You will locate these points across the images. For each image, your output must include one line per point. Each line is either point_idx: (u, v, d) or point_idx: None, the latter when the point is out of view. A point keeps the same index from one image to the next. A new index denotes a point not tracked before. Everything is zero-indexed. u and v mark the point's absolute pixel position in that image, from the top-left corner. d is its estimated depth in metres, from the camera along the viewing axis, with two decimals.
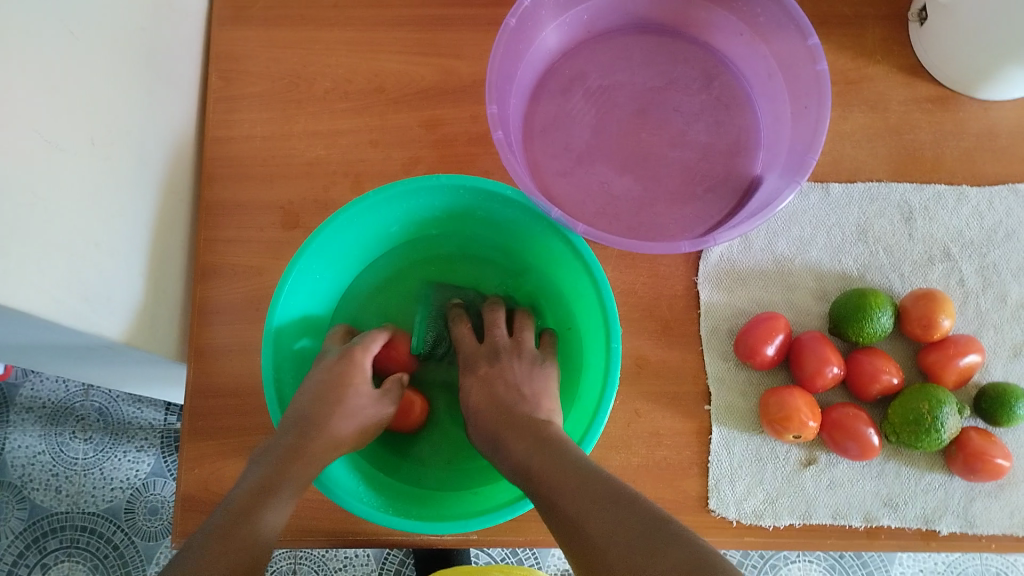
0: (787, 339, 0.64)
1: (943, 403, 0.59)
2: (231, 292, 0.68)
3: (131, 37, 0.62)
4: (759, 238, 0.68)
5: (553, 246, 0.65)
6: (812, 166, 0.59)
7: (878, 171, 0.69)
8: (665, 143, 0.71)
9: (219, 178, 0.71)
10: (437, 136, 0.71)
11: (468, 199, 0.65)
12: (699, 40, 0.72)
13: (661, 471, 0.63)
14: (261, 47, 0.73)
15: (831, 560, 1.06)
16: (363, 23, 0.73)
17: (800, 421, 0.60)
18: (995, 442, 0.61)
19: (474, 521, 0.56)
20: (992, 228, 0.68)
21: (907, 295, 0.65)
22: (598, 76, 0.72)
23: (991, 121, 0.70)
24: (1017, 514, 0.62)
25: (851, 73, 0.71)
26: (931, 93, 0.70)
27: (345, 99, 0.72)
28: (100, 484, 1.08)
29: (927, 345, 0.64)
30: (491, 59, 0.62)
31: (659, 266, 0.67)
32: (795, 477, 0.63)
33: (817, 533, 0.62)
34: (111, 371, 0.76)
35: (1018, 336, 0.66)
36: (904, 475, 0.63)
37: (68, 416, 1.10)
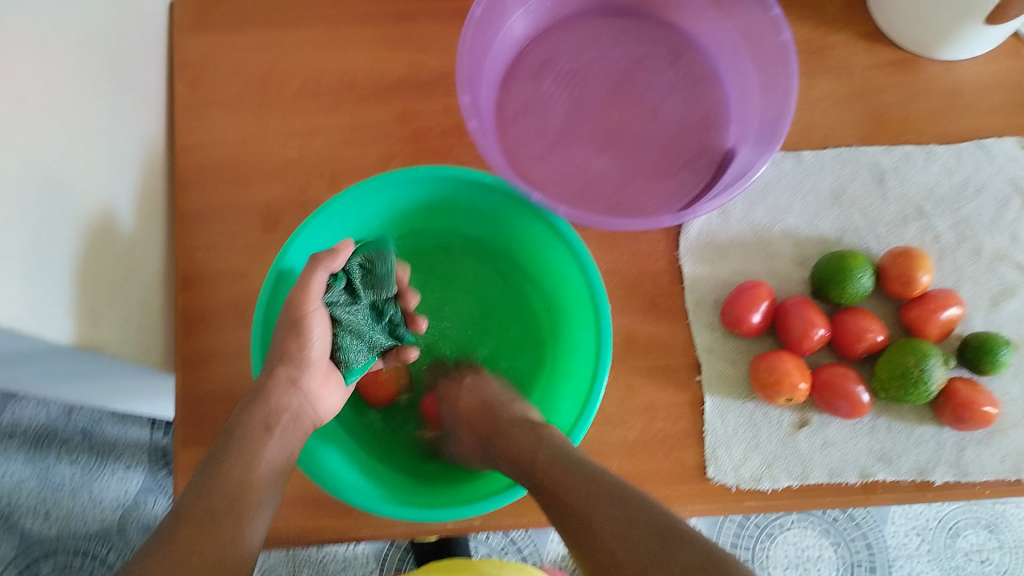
0: (772, 305, 0.65)
1: (928, 355, 0.61)
2: (215, 298, 0.68)
3: (97, 47, 0.62)
4: (736, 209, 0.69)
5: (535, 226, 0.65)
6: (785, 133, 0.60)
7: (847, 135, 0.70)
8: (639, 122, 0.71)
9: (193, 186, 0.71)
10: (409, 130, 0.71)
11: (445, 184, 0.65)
12: (664, 18, 0.73)
13: (658, 445, 0.64)
14: (227, 51, 0.73)
15: (825, 524, 1.07)
16: (329, 21, 0.73)
17: (791, 383, 0.61)
18: (981, 391, 0.62)
19: (479, 503, 0.56)
20: (961, 184, 0.69)
21: (885, 254, 0.66)
22: (567, 61, 0.72)
23: (953, 80, 0.71)
24: (1008, 460, 0.64)
25: (814, 41, 0.72)
26: (893, 56, 0.71)
27: (316, 98, 0.72)
28: (89, 506, 1.07)
29: (908, 301, 0.65)
30: (460, 50, 0.62)
31: (640, 244, 0.68)
32: (790, 440, 0.64)
33: (815, 492, 0.63)
34: (98, 386, 0.76)
35: (995, 287, 0.67)
36: (895, 429, 0.64)
37: (52, 440, 1.09)
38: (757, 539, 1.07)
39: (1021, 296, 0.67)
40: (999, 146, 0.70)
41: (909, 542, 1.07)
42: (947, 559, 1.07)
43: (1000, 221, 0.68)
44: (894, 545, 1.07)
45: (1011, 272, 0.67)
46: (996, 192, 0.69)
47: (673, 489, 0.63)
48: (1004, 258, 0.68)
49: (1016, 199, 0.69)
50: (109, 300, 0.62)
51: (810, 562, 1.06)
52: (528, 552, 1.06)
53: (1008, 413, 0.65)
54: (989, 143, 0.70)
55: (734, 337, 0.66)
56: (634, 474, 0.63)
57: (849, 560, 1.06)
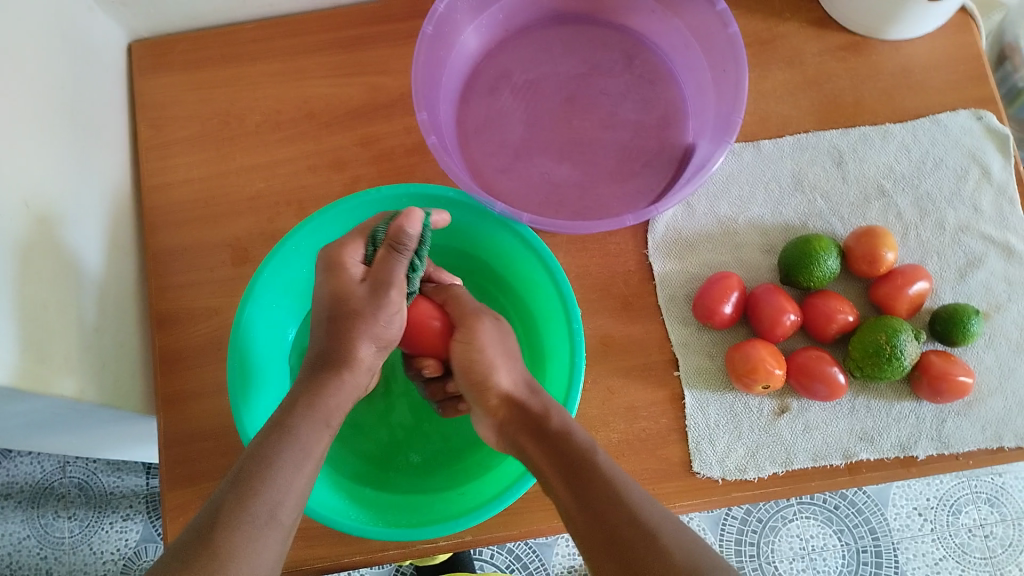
0: (742, 295, 0.65)
1: (899, 331, 0.61)
2: (190, 337, 0.68)
3: (53, 97, 0.62)
4: (700, 203, 0.70)
5: (502, 238, 0.66)
6: (740, 123, 0.61)
7: (803, 122, 0.71)
8: (597, 126, 0.72)
9: (162, 227, 0.71)
10: (371, 153, 0.71)
11: (409, 201, 0.66)
12: (614, 23, 0.74)
13: (643, 443, 0.64)
14: (185, 90, 0.74)
15: (827, 512, 1.07)
16: (286, 53, 0.74)
17: (767, 370, 0.62)
18: (956, 361, 0.63)
19: (465, 518, 0.57)
20: (920, 160, 0.70)
21: (850, 235, 0.67)
22: (522, 72, 0.73)
23: (902, 60, 0.72)
24: (989, 428, 0.64)
25: (763, 33, 0.73)
26: (841, 41, 0.73)
27: (278, 129, 0.72)
28: (92, 560, 1.05)
29: (876, 280, 0.66)
30: (414, 67, 0.62)
31: (609, 246, 0.69)
32: (771, 427, 0.64)
33: (801, 478, 0.63)
34: (84, 435, 0.76)
35: (962, 258, 0.68)
36: (875, 408, 0.65)
37: (48, 497, 1.08)
38: (762, 533, 1.07)
39: (987, 265, 0.68)
40: (953, 120, 0.71)
41: (912, 523, 1.07)
42: (951, 536, 1.06)
43: (961, 193, 0.69)
44: (897, 527, 1.06)
45: (976, 243, 0.68)
46: (954, 165, 0.70)
47: (661, 486, 0.63)
48: (968, 230, 0.68)
49: (975, 170, 0.70)
50: (85, 347, 0.61)
51: (815, 552, 1.06)
52: (534, 568, 1.05)
53: (986, 382, 0.65)
54: (943, 118, 0.71)
55: (710, 330, 0.67)
56: None
57: (854, 546, 1.06)
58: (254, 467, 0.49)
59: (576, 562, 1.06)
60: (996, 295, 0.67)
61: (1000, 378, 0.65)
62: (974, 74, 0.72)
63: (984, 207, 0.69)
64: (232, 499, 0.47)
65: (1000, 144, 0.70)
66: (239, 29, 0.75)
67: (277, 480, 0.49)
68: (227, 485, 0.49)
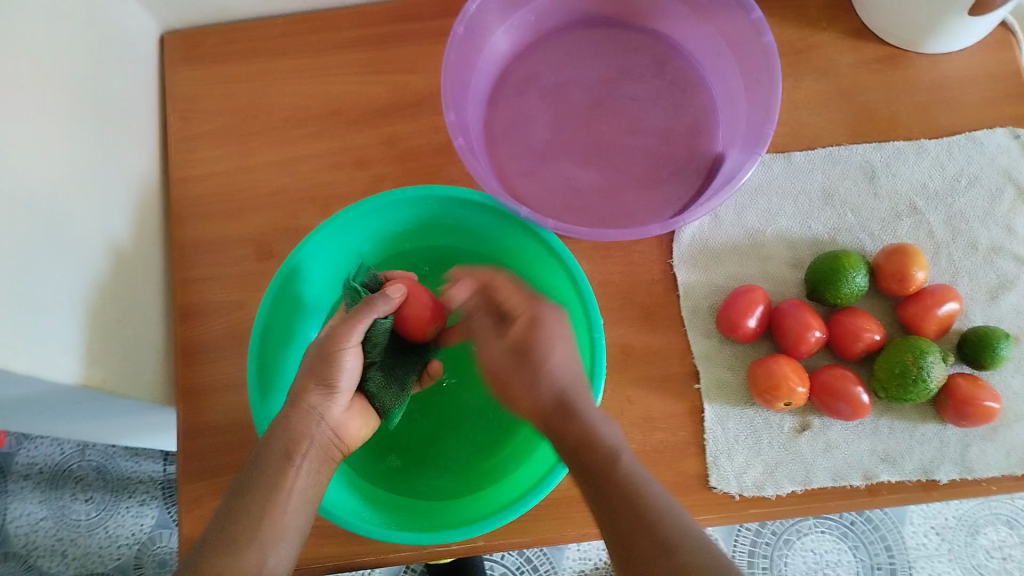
0: (767, 310, 0.64)
1: (926, 353, 0.60)
2: (211, 330, 0.68)
3: (83, 87, 0.62)
4: (727, 215, 0.69)
5: (526, 243, 0.66)
6: (771, 135, 0.60)
7: (835, 135, 0.70)
8: (625, 132, 0.71)
9: (187, 219, 0.71)
10: (397, 151, 0.71)
11: (434, 202, 0.65)
12: (646, 28, 0.73)
13: (660, 456, 0.63)
14: (214, 83, 0.74)
15: (842, 528, 1.06)
16: (314, 48, 0.74)
17: (790, 387, 0.61)
18: (983, 386, 0.61)
19: (479, 524, 0.56)
20: (953, 178, 0.69)
21: (879, 252, 0.66)
22: (551, 75, 0.73)
23: (939, 75, 0.71)
24: (1014, 455, 0.63)
25: (797, 43, 0.72)
26: (877, 54, 0.71)
27: (304, 125, 0.72)
28: (107, 544, 1.06)
29: (905, 299, 0.64)
30: (443, 68, 0.62)
31: (633, 254, 0.68)
32: (792, 444, 0.63)
33: (820, 497, 0.62)
34: (104, 422, 0.76)
35: (993, 279, 0.67)
36: (898, 429, 0.63)
37: (66, 479, 1.09)
38: (775, 546, 1.06)
39: (1019, 288, 0.66)
40: (989, 138, 0.69)
41: (928, 542, 1.05)
42: (968, 557, 1.05)
43: (994, 213, 0.68)
44: (914, 546, 1.05)
45: (1008, 264, 0.67)
46: (989, 184, 0.68)
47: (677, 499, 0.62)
48: (1001, 251, 0.67)
49: (1009, 190, 0.68)
50: (107, 337, 0.61)
51: (830, 568, 1.05)
52: (544, 570, 1.05)
53: (1013, 407, 0.64)
54: (979, 136, 0.69)
55: (733, 343, 0.66)
56: None
57: (869, 563, 1.05)
58: (238, 495, 0.52)
59: (587, 566, 1.05)
60: None
61: None
62: (1013, 91, 0.70)
63: (1018, 229, 0.68)
64: (220, 529, 0.50)
65: None
66: (269, 23, 0.75)
67: (259, 504, 0.51)
68: (218, 516, 0.52)
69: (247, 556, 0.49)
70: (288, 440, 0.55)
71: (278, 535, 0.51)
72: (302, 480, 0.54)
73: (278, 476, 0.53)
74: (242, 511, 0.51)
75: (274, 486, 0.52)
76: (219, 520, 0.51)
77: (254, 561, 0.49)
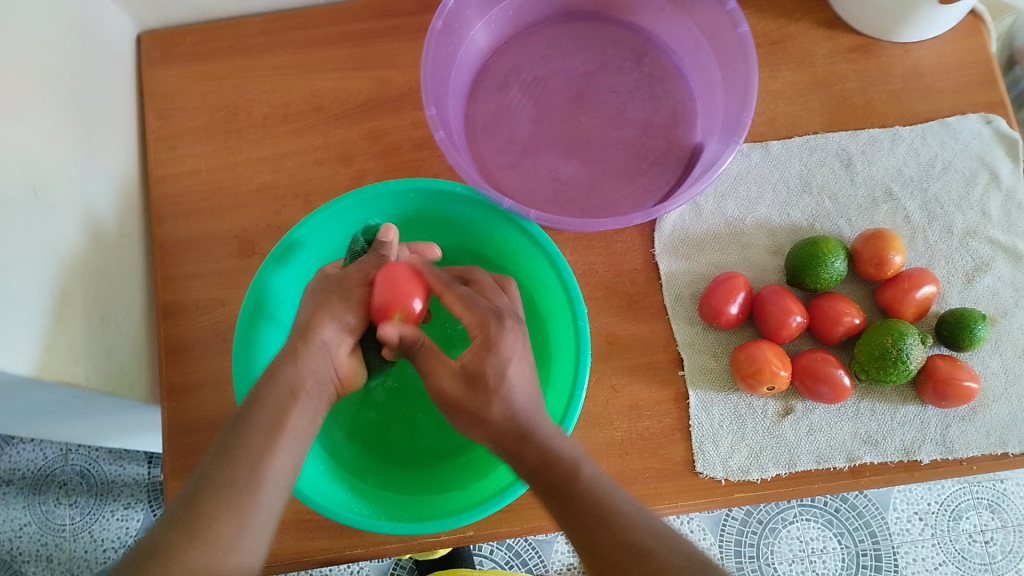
0: (749, 296, 0.65)
1: (905, 335, 0.61)
2: (194, 327, 0.68)
3: (63, 85, 0.62)
4: (707, 204, 0.70)
5: (511, 236, 0.66)
6: (749, 123, 0.60)
7: (812, 123, 0.71)
8: (605, 124, 0.72)
9: (169, 217, 0.71)
10: (379, 146, 0.71)
11: (417, 195, 0.66)
12: (624, 21, 0.74)
13: (646, 443, 0.64)
14: (196, 81, 0.74)
15: (827, 515, 1.07)
16: (294, 45, 0.74)
17: (772, 371, 0.62)
18: (961, 366, 0.62)
19: (467, 514, 0.57)
20: (929, 163, 0.70)
21: (856, 237, 0.67)
22: (531, 69, 0.73)
23: (913, 63, 0.72)
24: (993, 434, 0.64)
25: (773, 33, 0.73)
26: (852, 43, 0.72)
27: (285, 121, 0.72)
28: (91, 548, 1.06)
29: (883, 283, 0.65)
30: (423, 61, 0.62)
31: (615, 244, 0.69)
32: (775, 429, 0.64)
33: (804, 479, 0.63)
34: (87, 423, 0.76)
35: (969, 263, 0.68)
36: (879, 411, 0.64)
37: (50, 484, 1.08)
38: (762, 535, 1.07)
39: (995, 270, 0.67)
40: (963, 124, 0.70)
41: (913, 528, 1.06)
42: (951, 542, 1.06)
43: (969, 197, 0.69)
44: (899, 531, 1.06)
45: (983, 248, 0.68)
46: (963, 169, 0.70)
47: (664, 485, 0.63)
48: (976, 234, 0.68)
49: (983, 175, 0.69)
50: (89, 337, 0.61)
51: (815, 555, 1.06)
52: (533, 565, 1.05)
53: (991, 386, 0.65)
54: (953, 122, 0.70)
55: (716, 330, 0.66)
56: (624, 472, 0.63)
57: (855, 549, 1.06)
58: (244, 442, 0.50)
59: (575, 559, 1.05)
60: (1002, 300, 0.67)
61: (1005, 382, 0.65)
62: (986, 78, 0.72)
63: (993, 212, 0.69)
64: (202, 483, 0.48)
65: (1010, 149, 0.70)
66: (249, 20, 0.75)
67: (242, 467, 0.49)
68: (214, 450, 0.50)
69: (235, 505, 0.47)
70: (294, 387, 0.54)
71: (258, 491, 0.49)
72: (299, 429, 0.53)
73: (278, 422, 0.52)
74: (232, 465, 0.49)
75: (276, 433, 0.51)
76: (215, 454, 0.50)
77: (250, 517, 0.48)
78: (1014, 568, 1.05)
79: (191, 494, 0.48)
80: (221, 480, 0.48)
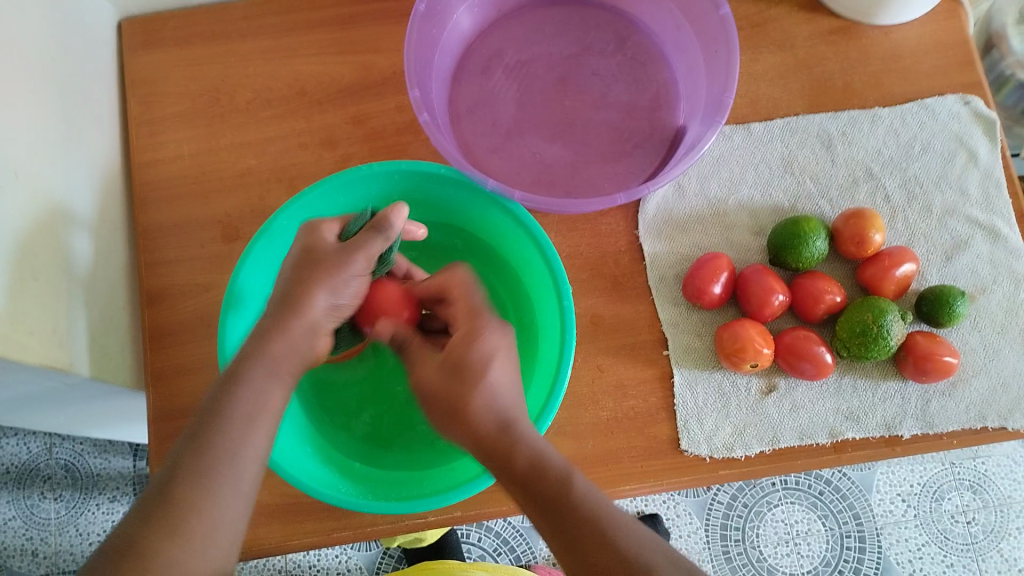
0: (732, 276, 0.66)
1: (885, 311, 0.62)
2: (180, 312, 0.68)
3: (42, 68, 0.62)
4: (690, 184, 0.70)
5: (496, 218, 0.67)
6: (730, 104, 0.61)
7: (793, 105, 0.72)
8: (588, 106, 0.72)
9: (152, 202, 0.71)
10: (362, 131, 0.71)
11: (402, 178, 0.66)
12: (606, 5, 0.74)
13: (631, 421, 0.64)
14: (176, 67, 0.73)
15: (812, 498, 1.08)
16: (276, 30, 0.74)
17: (755, 349, 0.62)
18: (941, 342, 0.63)
19: (455, 492, 0.57)
20: (908, 143, 0.71)
21: (837, 217, 0.67)
22: (514, 53, 0.73)
23: (892, 45, 0.73)
24: (973, 409, 0.65)
25: (753, 16, 0.73)
26: (831, 25, 0.73)
27: (268, 107, 0.72)
28: (77, 542, 1.05)
29: (864, 261, 0.66)
30: (407, 44, 0.62)
31: (600, 226, 0.69)
32: (759, 406, 0.65)
33: (788, 456, 0.64)
34: (73, 411, 0.76)
35: (948, 241, 0.69)
36: (861, 388, 0.65)
37: (34, 478, 1.07)
38: (747, 518, 1.08)
39: (973, 248, 0.68)
40: (941, 104, 0.71)
41: (896, 509, 1.08)
42: (934, 522, 1.08)
43: (948, 176, 0.70)
44: (882, 513, 1.08)
45: (962, 226, 0.69)
46: (942, 148, 0.70)
47: (650, 463, 0.63)
48: (955, 213, 0.69)
49: (962, 154, 0.70)
50: (73, 321, 0.61)
51: (800, 538, 1.07)
52: (521, 551, 1.06)
53: (971, 363, 0.66)
54: (931, 102, 0.71)
55: (700, 310, 0.67)
56: (611, 451, 0.64)
57: (839, 532, 1.07)
58: (206, 429, 0.50)
59: None
60: (981, 278, 0.68)
61: (985, 358, 0.66)
62: (963, 59, 0.73)
63: (971, 191, 0.70)
64: (179, 481, 0.48)
65: (987, 128, 0.71)
66: (230, 5, 0.74)
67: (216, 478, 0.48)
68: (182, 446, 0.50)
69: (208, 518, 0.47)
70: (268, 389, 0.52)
71: (235, 496, 0.49)
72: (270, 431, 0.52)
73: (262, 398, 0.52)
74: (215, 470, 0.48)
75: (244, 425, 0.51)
76: (187, 451, 0.49)
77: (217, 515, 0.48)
78: (996, 547, 1.07)
79: (173, 501, 0.47)
80: (194, 489, 0.47)
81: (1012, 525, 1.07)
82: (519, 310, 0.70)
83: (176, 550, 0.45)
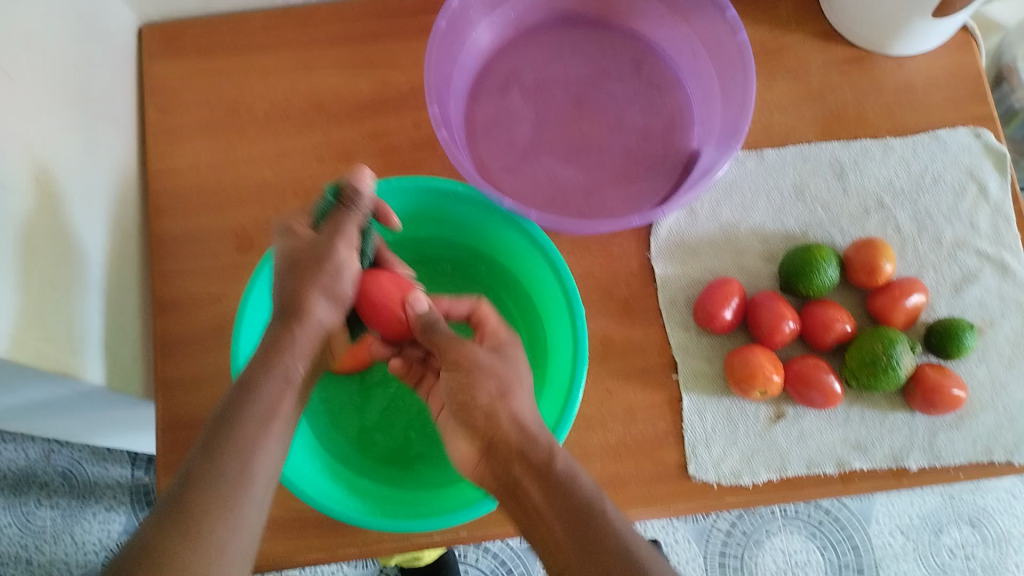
0: (742, 302, 0.66)
1: (895, 342, 0.62)
2: (190, 321, 0.68)
3: (64, 74, 0.62)
4: (703, 209, 0.71)
5: (509, 236, 0.67)
6: (746, 130, 0.61)
7: (806, 134, 0.72)
8: (603, 129, 0.73)
9: (166, 211, 0.71)
10: (378, 146, 0.72)
11: (417, 194, 0.66)
12: (623, 29, 0.75)
13: (638, 444, 0.64)
14: (195, 77, 0.74)
15: (810, 527, 1.07)
16: (295, 44, 0.74)
17: (765, 376, 0.62)
18: (949, 374, 0.63)
19: (463, 510, 0.57)
20: (920, 175, 0.71)
21: (849, 246, 0.68)
22: (530, 74, 0.74)
23: (905, 77, 0.73)
24: (979, 442, 0.65)
25: (769, 45, 0.74)
26: (846, 57, 0.74)
27: (284, 120, 0.72)
28: (72, 550, 1.05)
29: (874, 291, 0.67)
30: (427, 61, 0.63)
31: (612, 248, 0.69)
32: (766, 434, 0.65)
33: (794, 484, 0.64)
34: (77, 417, 0.76)
35: (957, 273, 0.69)
36: (869, 418, 0.65)
37: (29, 486, 1.06)
38: (745, 546, 1.08)
39: (982, 281, 0.69)
40: (953, 137, 0.72)
41: (894, 541, 1.08)
42: (932, 556, 1.07)
43: (958, 209, 0.70)
44: (880, 545, 1.07)
45: (971, 259, 0.69)
46: (953, 181, 0.71)
47: (656, 487, 0.63)
48: (965, 246, 0.69)
49: (972, 188, 0.71)
50: (85, 326, 0.61)
51: (799, 567, 1.07)
52: (517, 572, 1.05)
53: (978, 396, 0.66)
54: (943, 135, 0.72)
55: (710, 335, 0.67)
56: (617, 473, 0.63)
57: (837, 562, 1.07)
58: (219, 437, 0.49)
59: None
60: (990, 311, 0.68)
61: (992, 392, 0.66)
62: (975, 94, 0.73)
63: (981, 224, 0.70)
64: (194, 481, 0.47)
65: (998, 163, 0.71)
66: (250, 18, 0.75)
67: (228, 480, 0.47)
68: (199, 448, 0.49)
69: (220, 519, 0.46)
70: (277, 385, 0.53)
71: (244, 504, 0.48)
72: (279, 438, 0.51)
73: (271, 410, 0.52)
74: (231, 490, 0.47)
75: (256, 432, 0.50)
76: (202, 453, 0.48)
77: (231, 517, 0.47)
78: None
79: (186, 500, 0.46)
80: (204, 492, 0.46)
81: (1009, 561, 1.07)
82: (530, 329, 0.71)
83: (192, 548, 0.44)
